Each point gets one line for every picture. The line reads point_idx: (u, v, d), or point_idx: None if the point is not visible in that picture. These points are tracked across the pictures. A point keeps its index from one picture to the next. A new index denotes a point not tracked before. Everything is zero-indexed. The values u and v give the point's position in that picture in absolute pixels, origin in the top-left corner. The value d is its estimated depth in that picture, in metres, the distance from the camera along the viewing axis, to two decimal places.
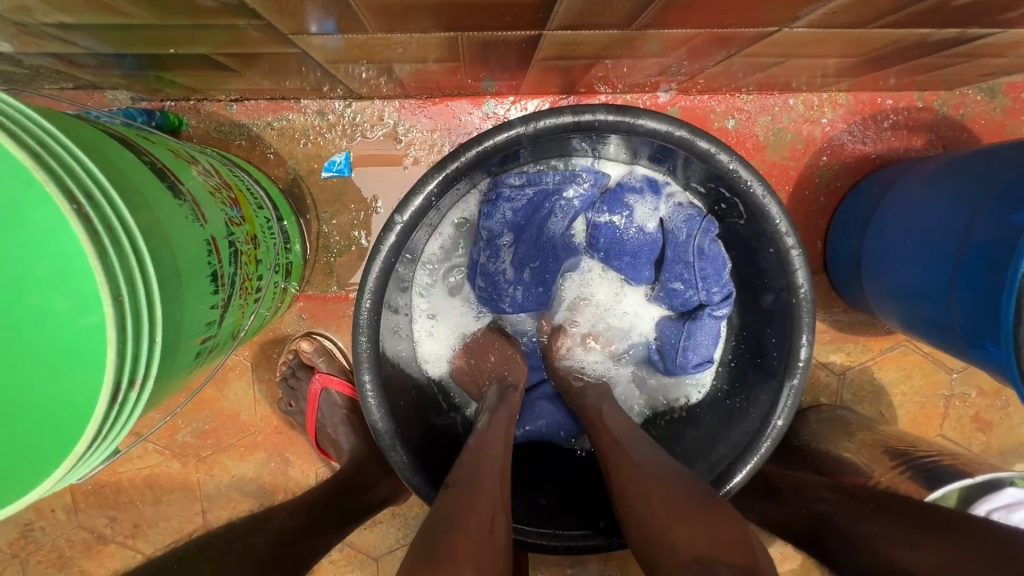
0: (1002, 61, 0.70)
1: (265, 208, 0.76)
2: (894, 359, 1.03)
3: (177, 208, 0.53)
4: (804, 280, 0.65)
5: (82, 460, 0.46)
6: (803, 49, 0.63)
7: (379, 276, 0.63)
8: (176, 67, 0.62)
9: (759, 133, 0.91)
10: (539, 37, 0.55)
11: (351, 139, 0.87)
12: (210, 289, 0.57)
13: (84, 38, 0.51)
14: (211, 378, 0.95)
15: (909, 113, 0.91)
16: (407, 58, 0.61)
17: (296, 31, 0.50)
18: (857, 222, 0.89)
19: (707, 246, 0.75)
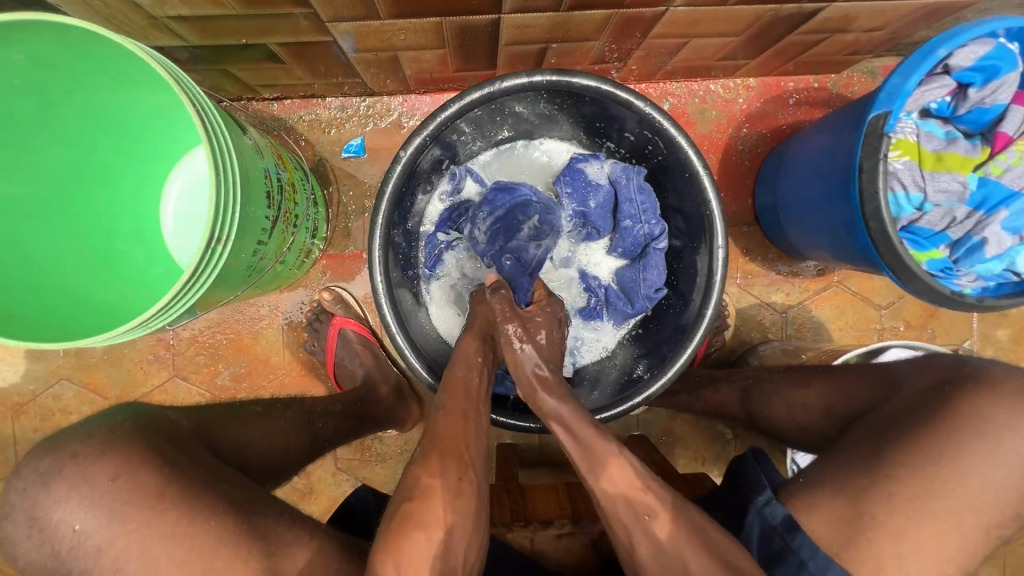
0: (853, 36, 0.93)
1: (303, 170, 1.00)
2: (828, 298, 1.20)
3: (245, 145, 0.77)
4: (713, 196, 0.83)
5: (179, 298, 0.67)
6: (695, 28, 0.86)
7: (387, 207, 0.83)
8: (240, 60, 0.86)
9: (689, 112, 1.14)
10: (499, 21, 0.78)
11: (365, 127, 1.10)
12: (264, 203, 0.80)
13: (187, 30, 0.74)
14: (248, 328, 1.13)
15: (808, 92, 1.15)
16: (408, 45, 0.85)
17: (332, 19, 0.74)
18: (774, 175, 1.10)
19: (642, 184, 0.95)
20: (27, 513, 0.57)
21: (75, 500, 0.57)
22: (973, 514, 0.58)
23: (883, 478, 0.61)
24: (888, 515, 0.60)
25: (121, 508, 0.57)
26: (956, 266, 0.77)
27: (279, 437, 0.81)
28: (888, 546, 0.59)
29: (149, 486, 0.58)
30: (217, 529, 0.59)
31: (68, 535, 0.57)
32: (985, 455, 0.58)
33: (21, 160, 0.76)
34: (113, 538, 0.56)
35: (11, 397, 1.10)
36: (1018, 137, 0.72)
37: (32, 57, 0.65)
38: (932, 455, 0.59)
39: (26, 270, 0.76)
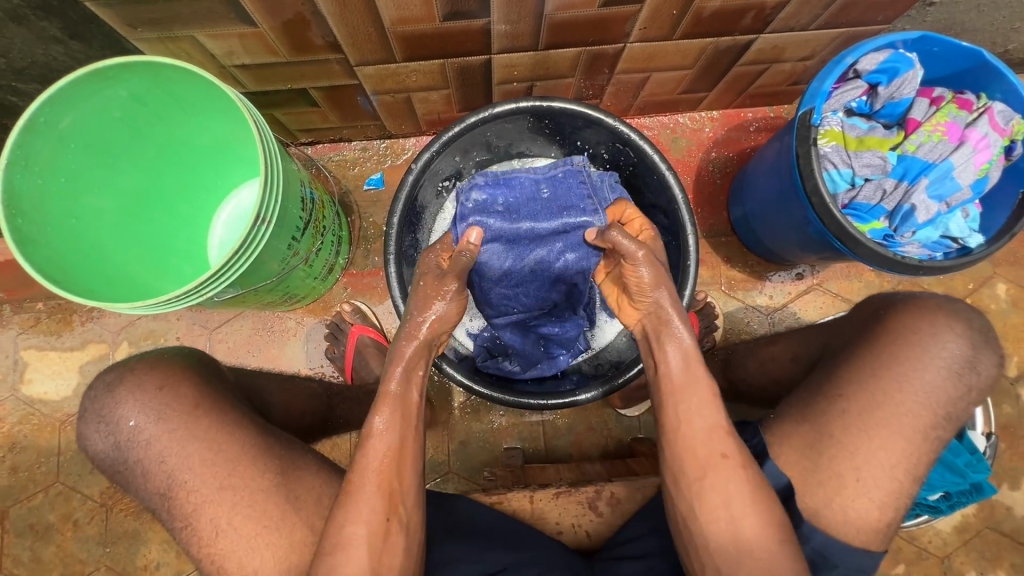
0: (788, 65, 1.11)
1: (331, 199, 1.17)
2: (811, 300, 1.29)
3: (292, 169, 0.95)
4: (679, 192, 0.97)
5: (228, 267, 0.81)
6: (652, 63, 1.05)
7: (401, 209, 0.98)
8: (284, 105, 1.07)
9: (663, 141, 1.32)
10: (489, 61, 0.98)
11: (383, 164, 1.30)
12: (299, 208, 0.96)
13: (246, 76, 0.95)
14: (277, 340, 1.25)
15: (766, 120, 1.32)
16: (418, 86, 1.05)
17: (359, 63, 0.94)
18: (741, 187, 1.23)
19: (615, 185, 1.10)
20: (97, 412, 0.72)
21: (131, 401, 0.71)
22: (911, 419, 0.66)
23: (835, 397, 0.69)
24: (842, 430, 0.68)
25: (166, 411, 0.70)
26: (896, 234, 0.88)
27: (298, 399, 0.98)
28: (843, 458, 0.67)
29: (188, 398, 0.72)
30: (236, 442, 0.70)
31: (125, 429, 0.70)
32: (911, 363, 0.68)
33: (108, 179, 0.92)
34: (158, 435, 0.69)
35: (62, 408, 1.21)
36: (926, 121, 0.87)
37: (132, 93, 0.85)
38: (870, 371, 0.69)
39: (101, 263, 0.91)
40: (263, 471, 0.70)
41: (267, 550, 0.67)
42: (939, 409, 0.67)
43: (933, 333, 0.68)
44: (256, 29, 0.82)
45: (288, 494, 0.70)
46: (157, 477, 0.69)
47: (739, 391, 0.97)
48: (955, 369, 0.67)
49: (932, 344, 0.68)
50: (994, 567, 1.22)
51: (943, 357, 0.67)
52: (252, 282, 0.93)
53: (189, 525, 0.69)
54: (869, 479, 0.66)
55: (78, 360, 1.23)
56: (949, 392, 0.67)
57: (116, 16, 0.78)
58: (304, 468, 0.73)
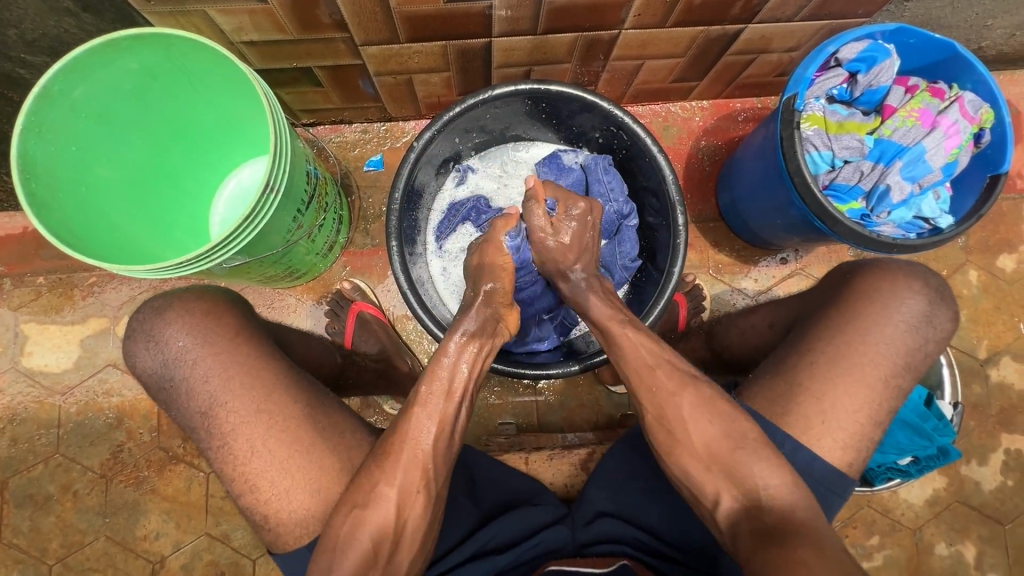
0: (775, 56, 1.16)
1: (334, 182, 1.20)
2: (794, 284, 1.34)
3: (298, 148, 0.98)
4: (669, 173, 1.01)
5: (236, 235, 0.84)
6: (646, 51, 1.10)
7: (403, 188, 1.01)
8: (289, 83, 1.10)
9: (655, 129, 1.36)
10: (490, 44, 1.01)
11: (383, 146, 1.33)
12: (304, 183, 0.99)
13: (253, 53, 0.98)
14: (277, 316, 1.28)
15: (754, 111, 1.37)
16: (420, 67, 1.08)
17: (364, 43, 0.97)
18: (729, 173, 1.28)
19: (608, 167, 1.15)
20: (147, 331, 0.76)
21: (179, 326, 0.76)
22: (874, 367, 0.71)
23: (805, 352, 0.74)
24: (811, 379, 0.72)
25: (211, 337, 0.76)
26: (873, 214, 0.93)
27: (315, 352, 1.05)
28: (812, 405, 0.72)
29: (229, 326, 0.77)
30: (275, 367, 0.76)
31: (174, 348, 0.75)
32: (875, 318, 0.73)
33: (117, 151, 0.94)
34: (203, 357, 0.74)
35: (62, 380, 1.23)
36: (901, 107, 0.92)
37: (143, 65, 0.87)
38: (838, 328, 0.74)
39: (110, 231, 0.93)
40: (298, 397, 0.75)
41: (300, 470, 0.72)
42: (900, 358, 0.72)
43: (893, 290, 0.74)
44: (266, 6, 0.85)
45: (316, 423, 0.75)
46: (200, 395, 0.74)
47: (722, 360, 1.01)
48: (913, 323, 0.73)
49: (892, 301, 0.73)
50: (963, 538, 1.28)
51: (903, 312, 0.73)
52: (256, 254, 0.95)
53: (226, 443, 0.73)
54: (834, 423, 0.71)
55: (79, 334, 1.25)
56: (908, 344, 0.72)
57: None
58: (327, 413, 0.77)
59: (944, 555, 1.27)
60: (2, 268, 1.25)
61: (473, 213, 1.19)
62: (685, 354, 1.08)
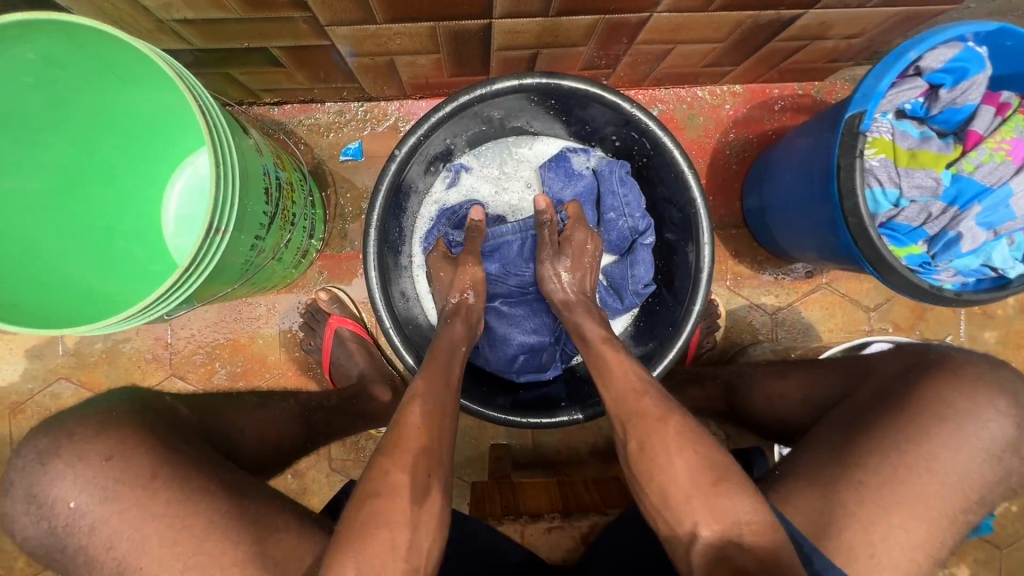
0: (831, 43, 0.96)
1: (301, 174, 1.03)
2: (817, 300, 1.23)
3: (247, 146, 0.80)
4: (698, 195, 0.86)
5: (179, 283, 0.68)
6: (679, 35, 0.90)
7: (381, 204, 0.86)
8: (242, 63, 0.89)
9: (678, 118, 1.18)
10: (490, 26, 0.82)
11: (362, 131, 1.14)
12: (262, 201, 0.83)
13: (191, 32, 0.77)
14: (246, 327, 1.15)
15: (793, 99, 1.19)
16: (403, 49, 0.88)
17: (331, 22, 0.77)
18: (761, 177, 1.13)
19: (625, 177, 0.99)
20: (27, 490, 0.64)
21: (71, 478, 0.63)
22: (938, 502, 0.60)
23: (853, 466, 0.63)
24: (857, 502, 0.61)
25: (115, 487, 0.63)
26: (934, 260, 0.80)
27: (271, 427, 0.87)
28: (858, 533, 0.60)
29: (141, 468, 0.64)
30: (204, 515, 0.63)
31: (66, 510, 0.63)
32: (944, 441, 0.61)
33: (28, 157, 0.78)
34: (107, 516, 0.62)
35: (10, 394, 1.12)
36: (988, 135, 0.76)
37: (43, 56, 0.68)
38: (898, 446, 0.62)
39: (29, 257, 0.78)
40: (229, 524, 0.64)
41: None
42: (971, 493, 0.61)
43: (970, 409, 0.62)
44: None
45: (259, 542, 0.64)
46: (107, 564, 0.62)
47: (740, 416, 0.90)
48: (993, 451, 0.61)
49: (971, 423, 0.61)
50: (957, 561, 1.27)
51: (980, 437, 0.61)
52: (212, 286, 0.80)
53: None
54: (885, 559, 0.59)
55: (24, 343, 1.12)
56: (984, 477, 0.61)
57: None
58: (275, 524, 0.66)
59: None
60: None
61: (468, 220, 1.04)
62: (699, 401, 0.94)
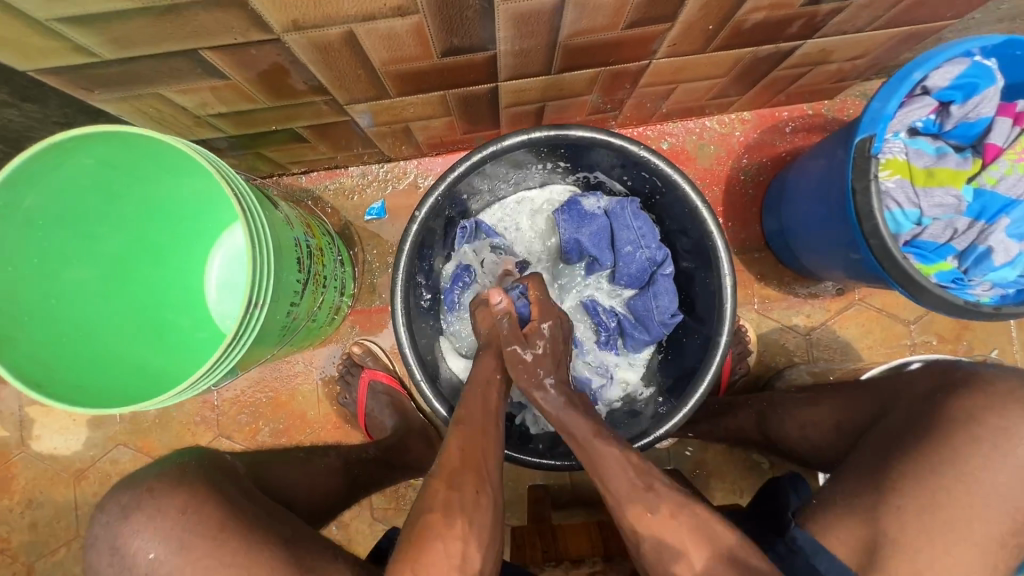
0: (835, 66, 0.97)
1: (330, 238, 1.08)
2: (852, 317, 1.19)
3: (276, 218, 0.85)
4: (714, 226, 0.87)
5: (223, 359, 0.72)
6: (680, 76, 0.93)
7: (406, 266, 0.90)
8: (271, 143, 0.97)
9: (689, 149, 1.19)
10: (496, 87, 0.86)
11: (384, 190, 1.19)
12: (295, 269, 0.87)
13: (226, 123, 0.85)
14: (286, 385, 1.19)
15: (804, 119, 1.19)
16: (417, 116, 0.94)
17: (349, 101, 0.83)
18: (778, 200, 1.12)
19: (637, 211, 1.01)
20: (109, 543, 0.66)
21: (149, 530, 0.65)
22: (983, 524, 0.60)
23: (889, 491, 0.63)
24: (900, 529, 0.61)
25: (189, 538, 0.64)
26: (966, 276, 0.77)
27: (313, 482, 0.92)
28: (904, 564, 0.60)
29: (214, 516, 0.66)
30: (266, 564, 0.65)
31: (144, 560, 0.64)
32: (980, 462, 0.61)
33: (86, 247, 0.84)
34: (182, 566, 0.64)
35: (74, 462, 1.19)
36: (1008, 147, 0.75)
37: (100, 159, 0.75)
38: (929, 468, 0.62)
39: (92, 342, 0.83)
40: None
41: None
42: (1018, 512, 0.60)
43: (1005, 427, 0.61)
44: (229, 81, 0.71)
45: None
46: None
47: (775, 445, 0.91)
48: None
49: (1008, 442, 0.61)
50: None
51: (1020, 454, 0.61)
52: (253, 355, 0.84)
53: None
54: None
55: (85, 414, 1.19)
56: None
57: (66, 82, 0.67)
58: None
59: None
60: None
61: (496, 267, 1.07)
62: (735, 430, 0.97)
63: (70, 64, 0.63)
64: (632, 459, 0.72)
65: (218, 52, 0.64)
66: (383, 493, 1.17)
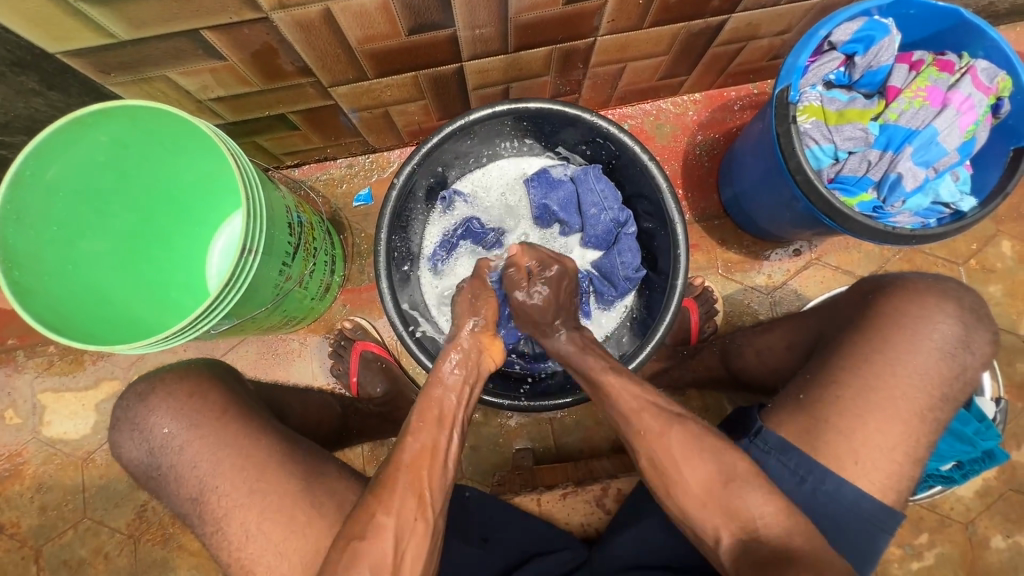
0: (766, 41, 1.09)
1: (321, 219, 1.18)
2: (811, 275, 1.27)
3: (274, 195, 0.96)
4: (663, 181, 0.96)
5: (218, 303, 0.81)
6: (626, 54, 1.04)
7: (386, 230, 0.98)
8: (265, 131, 1.08)
9: (647, 129, 1.31)
10: (461, 68, 0.98)
11: (370, 179, 1.30)
12: (287, 233, 0.97)
13: (223, 108, 0.96)
14: (282, 363, 1.27)
15: (750, 98, 1.30)
16: (394, 99, 1.05)
17: (332, 84, 0.95)
18: (730, 168, 1.22)
19: (600, 177, 1.11)
20: (131, 421, 0.76)
21: (164, 411, 0.76)
22: (907, 401, 0.67)
23: (830, 384, 0.70)
24: (835, 413, 0.68)
25: (196, 418, 0.75)
26: (886, 204, 0.86)
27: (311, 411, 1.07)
28: (840, 443, 0.67)
29: (216, 404, 0.77)
30: (265, 446, 0.75)
31: (159, 436, 0.75)
32: (904, 346, 0.68)
33: (100, 223, 0.94)
34: (190, 440, 0.74)
35: (82, 446, 1.25)
36: (906, 87, 0.86)
37: (114, 136, 0.86)
38: (862, 357, 0.69)
39: (103, 305, 0.93)
40: (289, 473, 0.74)
41: (295, 552, 0.70)
42: (934, 389, 0.68)
43: (923, 314, 0.69)
44: (226, 62, 0.83)
45: (309, 498, 0.73)
46: (189, 482, 0.74)
47: (738, 377, 0.98)
48: (946, 349, 0.68)
49: (924, 327, 0.68)
50: (1019, 528, 1.20)
51: (935, 338, 0.68)
52: (248, 311, 0.93)
53: (219, 529, 0.72)
54: (868, 463, 0.66)
55: (93, 399, 1.26)
56: (943, 373, 0.68)
57: (88, 65, 0.79)
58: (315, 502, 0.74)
59: (1002, 548, 1.20)
60: (14, 341, 1.27)
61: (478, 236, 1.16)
62: (700, 370, 1.04)
63: (93, 46, 0.74)
64: (593, 378, 0.79)
65: (216, 32, 0.75)
66: (376, 462, 1.23)
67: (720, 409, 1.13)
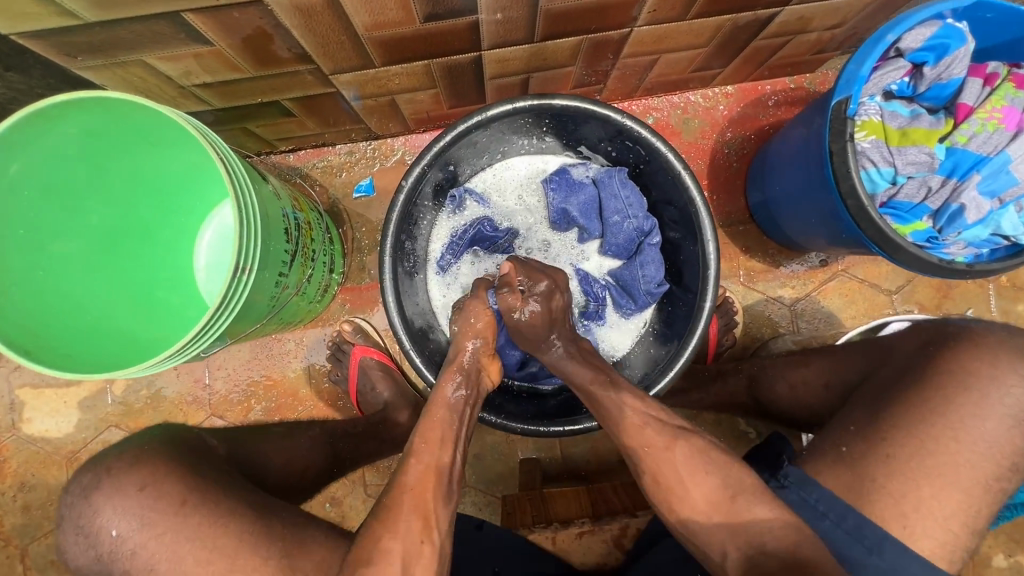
0: (814, 35, 0.99)
1: (318, 212, 1.08)
2: (835, 288, 1.21)
3: (266, 191, 0.86)
4: (696, 193, 0.88)
5: (211, 324, 0.73)
6: (662, 45, 0.94)
7: (393, 236, 0.90)
8: (257, 117, 0.97)
9: (673, 123, 1.21)
10: (480, 57, 0.87)
11: (372, 168, 1.20)
12: (283, 239, 0.88)
13: (210, 94, 0.85)
14: (277, 363, 1.20)
15: (786, 93, 1.20)
16: (402, 88, 0.94)
17: (334, 71, 0.84)
18: (761, 172, 1.13)
19: (625, 181, 1.03)
20: (75, 521, 0.69)
21: (110, 510, 0.68)
22: (969, 470, 0.63)
23: (881, 445, 0.65)
24: (889, 479, 0.63)
25: (149, 515, 0.67)
26: (941, 235, 0.80)
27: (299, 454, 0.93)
28: (892, 507, 0.63)
29: (172, 494, 0.69)
30: (236, 532, 0.68)
31: (108, 538, 0.68)
32: (970, 411, 0.63)
33: (73, 222, 0.85)
34: (144, 541, 0.67)
35: (65, 445, 1.19)
36: (978, 106, 0.78)
37: (85, 129, 0.75)
38: (922, 418, 0.64)
39: (80, 313, 0.84)
40: (266, 552, 0.67)
41: None
42: (1003, 460, 0.63)
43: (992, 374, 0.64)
44: (213, 47, 0.72)
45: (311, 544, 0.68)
46: None
47: (765, 409, 0.94)
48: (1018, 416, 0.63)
49: (994, 391, 0.63)
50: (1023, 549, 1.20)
51: (1007, 404, 0.63)
52: (242, 325, 0.85)
53: None
54: (922, 533, 0.62)
55: (75, 397, 1.19)
56: (1013, 444, 0.63)
57: (50, 47, 0.68)
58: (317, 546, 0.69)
59: (1003, 567, 1.20)
60: None
61: (489, 239, 1.08)
62: (724, 396, 0.99)
63: (54, 27, 0.63)
64: (621, 418, 0.74)
65: (201, 15, 0.64)
66: (376, 469, 1.19)
67: (735, 427, 1.09)
